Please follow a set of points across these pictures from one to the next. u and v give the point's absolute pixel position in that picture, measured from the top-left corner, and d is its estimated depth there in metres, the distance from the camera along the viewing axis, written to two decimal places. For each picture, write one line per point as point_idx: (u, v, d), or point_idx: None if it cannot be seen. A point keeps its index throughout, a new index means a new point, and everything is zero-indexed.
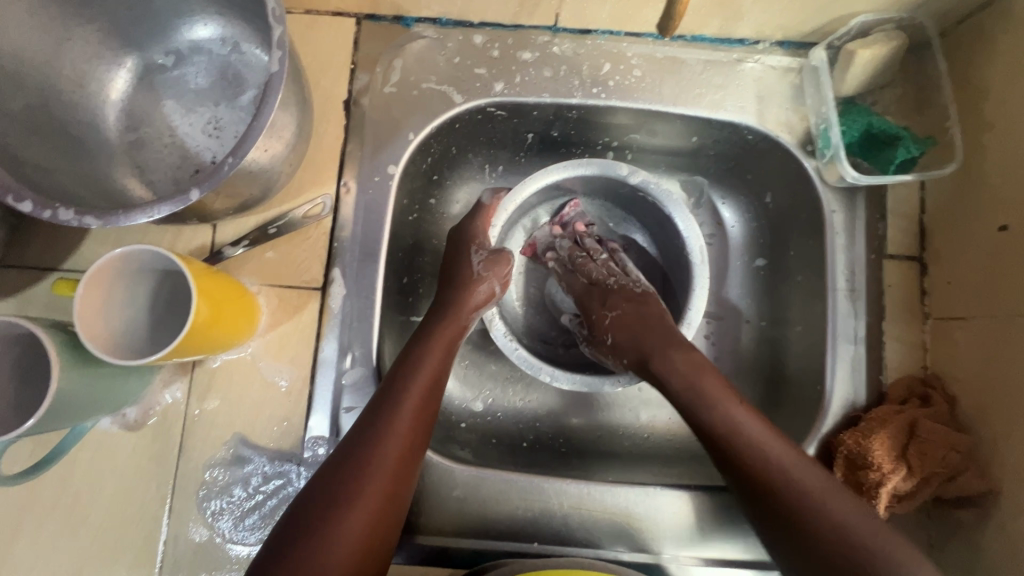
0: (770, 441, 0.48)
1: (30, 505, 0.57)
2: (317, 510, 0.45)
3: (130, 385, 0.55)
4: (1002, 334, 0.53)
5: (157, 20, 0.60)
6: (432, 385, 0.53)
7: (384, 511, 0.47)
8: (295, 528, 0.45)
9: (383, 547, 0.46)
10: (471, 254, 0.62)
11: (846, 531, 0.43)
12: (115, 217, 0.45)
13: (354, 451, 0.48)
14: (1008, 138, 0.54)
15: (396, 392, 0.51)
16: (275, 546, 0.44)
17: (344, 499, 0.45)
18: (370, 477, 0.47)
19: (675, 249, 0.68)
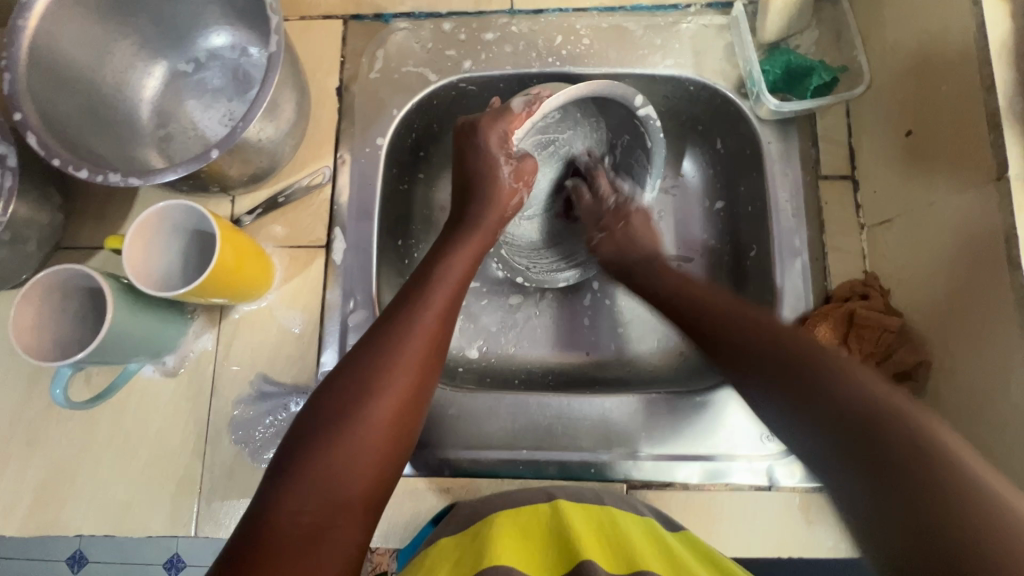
0: (819, 349, 0.46)
1: (88, 446, 0.67)
2: (346, 399, 0.48)
3: (168, 331, 0.65)
4: (918, 224, 0.59)
5: (180, 33, 0.73)
6: (453, 296, 0.58)
7: (408, 406, 0.50)
8: (324, 417, 0.48)
9: (406, 442, 0.50)
10: (500, 156, 0.66)
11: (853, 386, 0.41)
12: (153, 175, 0.56)
13: (378, 348, 0.52)
14: (905, 57, 0.61)
15: (421, 302, 0.55)
16: (303, 434, 0.47)
17: (372, 391, 0.49)
18: (398, 375, 0.50)
19: (642, 167, 0.73)
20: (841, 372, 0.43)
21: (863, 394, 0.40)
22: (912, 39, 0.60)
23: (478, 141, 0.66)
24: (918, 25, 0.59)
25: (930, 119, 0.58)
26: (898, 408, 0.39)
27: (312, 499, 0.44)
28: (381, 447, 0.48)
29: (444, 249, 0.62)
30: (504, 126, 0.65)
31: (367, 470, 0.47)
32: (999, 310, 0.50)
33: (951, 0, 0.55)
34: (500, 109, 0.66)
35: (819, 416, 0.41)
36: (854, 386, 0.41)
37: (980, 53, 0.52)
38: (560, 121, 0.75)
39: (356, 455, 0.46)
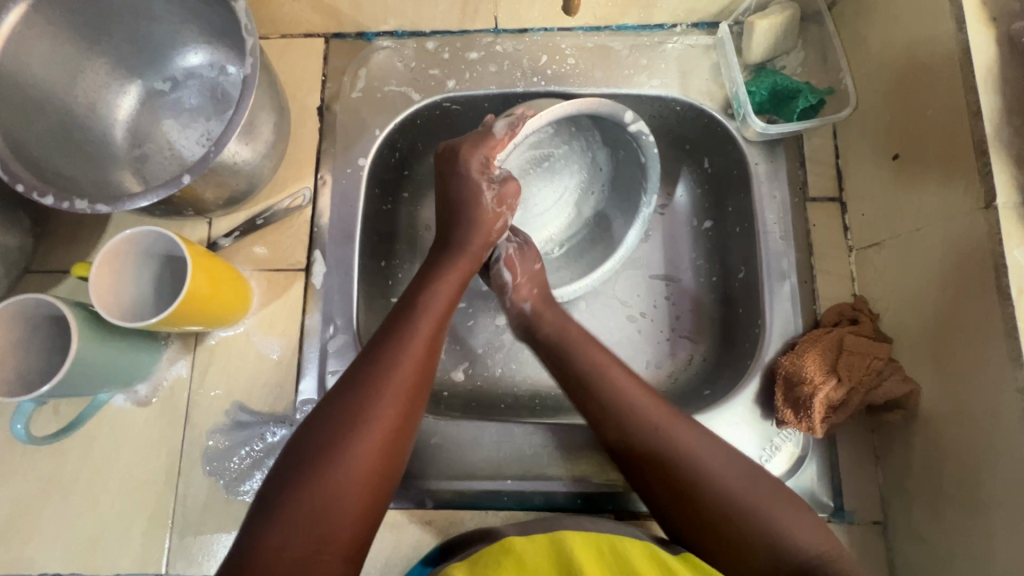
0: (711, 461, 0.53)
1: (54, 480, 0.64)
2: (334, 426, 0.47)
3: (140, 359, 0.63)
4: (906, 247, 0.59)
5: (156, 52, 0.71)
6: (441, 321, 0.57)
7: (397, 434, 0.49)
8: (312, 444, 0.46)
9: (395, 470, 0.49)
10: (480, 182, 0.63)
11: (778, 542, 0.49)
12: (122, 202, 0.54)
13: (367, 371, 0.50)
14: (889, 81, 0.61)
15: (409, 323, 0.55)
16: (288, 468, 0.45)
17: (361, 416, 0.48)
18: (387, 402, 0.49)
19: (637, 182, 0.72)
20: (770, 520, 0.50)
21: (792, 541, 0.49)
22: (897, 62, 0.60)
23: (459, 168, 0.64)
24: (903, 48, 0.59)
25: (918, 143, 0.57)
26: (812, 561, 0.48)
27: (299, 533, 0.43)
28: (370, 478, 0.46)
29: (430, 272, 0.61)
30: (486, 152, 0.63)
31: (356, 503, 0.45)
32: (989, 340, 0.49)
33: (936, 25, 0.55)
34: (482, 134, 0.64)
35: (768, 566, 0.48)
36: (781, 531, 0.49)
37: (966, 79, 0.51)
38: (552, 137, 0.73)
39: (345, 487, 0.45)
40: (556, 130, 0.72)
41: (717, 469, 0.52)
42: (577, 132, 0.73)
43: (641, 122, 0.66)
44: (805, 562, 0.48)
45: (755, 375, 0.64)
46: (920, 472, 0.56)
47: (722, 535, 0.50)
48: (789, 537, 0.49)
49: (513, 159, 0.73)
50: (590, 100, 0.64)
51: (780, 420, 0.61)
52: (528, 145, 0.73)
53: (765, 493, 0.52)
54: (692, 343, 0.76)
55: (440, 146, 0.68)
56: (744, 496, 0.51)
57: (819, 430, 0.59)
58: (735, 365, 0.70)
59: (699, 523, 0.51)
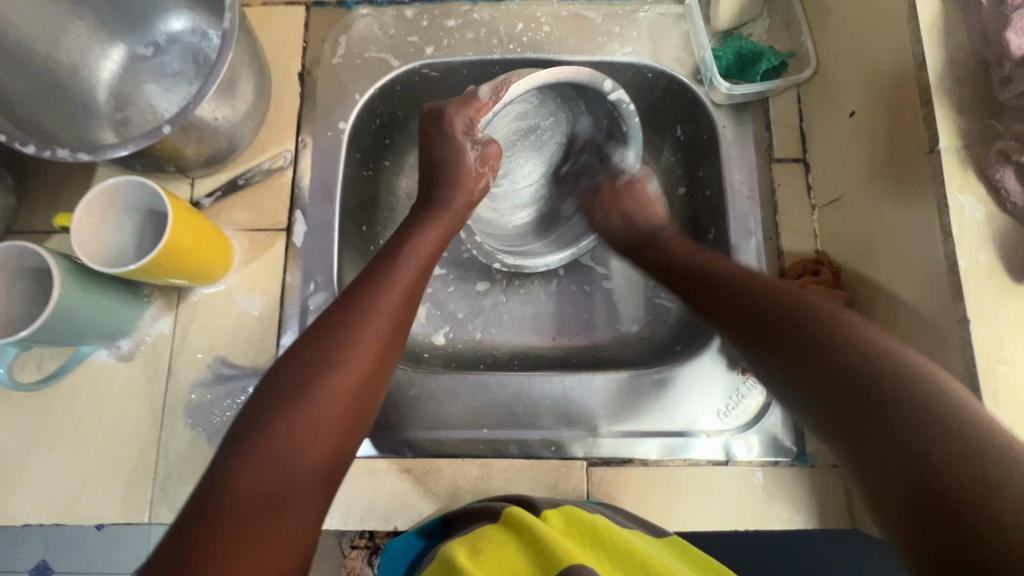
0: (816, 300, 0.45)
1: (37, 433, 0.65)
2: (309, 366, 0.47)
3: (123, 313, 0.64)
4: (862, 200, 0.61)
5: (139, 17, 0.72)
6: (419, 275, 0.57)
7: (370, 377, 0.49)
8: (286, 384, 0.46)
9: (367, 413, 0.49)
10: (465, 142, 0.67)
11: (868, 349, 0.39)
12: (102, 151, 0.55)
13: (342, 317, 0.50)
14: (847, 43, 0.64)
15: (387, 274, 0.55)
16: (262, 404, 0.45)
17: (334, 357, 0.48)
18: (362, 345, 0.49)
19: (618, 156, 0.74)
20: (833, 324, 0.42)
21: (861, 348, 0.39)
22: (852, 24, 0.63)
23: (443, 127, 0.67)
24: (858, 10, 0.62)
25: (871, 100, 0.60)
26: (907, 360, 0.38)
27: (270, 463, 0.42)
28: (342, 415, 0.46)
29: (409, 232, 0.62)
30: (470, 114, 0.67)
31: (329, 437, 0.45)
32: (934, 278, 0.52)
33: None
34: (464, 98, 0.68)
35: (828, 376, 0.39)
36: (839, 345, 0.40)
37: (912, 32, 0.54)
38: (538, 108, 0.76)
39: (316, 423, 0.44)
40: (541, 103, 0.76)
41: (821, 299, 0.45)
42: (560, 103, 0.76)
43: (620, 91, 0.69)
44: (880, 364, 0.38)
45: None
46: None
47: (821, 346, 0.41)
48: (906, 364, 0.37)
49: (501, 132, 0.77)
50: (569, 70, 0.66)
51: None
52: (515, 115, 0.76)
53: (847, 314, 0.43)
54: (666, 303, 0.78)
55: (422, 112, 0.70)
56: (816, 314, 0.43)
57: None
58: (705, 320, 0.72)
59: (787, 317, 0.44)
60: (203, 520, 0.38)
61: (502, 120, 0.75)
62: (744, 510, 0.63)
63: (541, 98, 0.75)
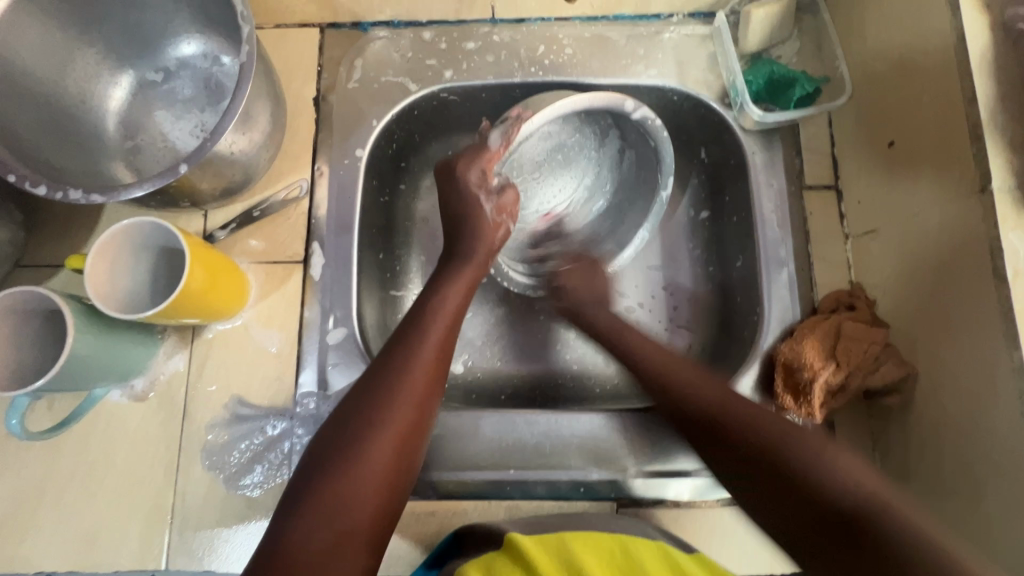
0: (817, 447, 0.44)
1: (49, 477, 0.63)
2: (355, 425, 0.46)
3: (137, 353, 0.62)
4: (903, 234, 0.59)
5: (148, 42, 0.70)
6: (451, 326, 0.56)
7: (412, 436, 0.48)
8: (332, 444, 0.46)
9: (411, 471, 0.48)
10: (479, 195, 0.63)
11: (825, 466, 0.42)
12: (117, 192, 0.53)
13: (381, 372, 0.50)
14: (886, 70, 0.62)
15: (422, 324, 0.54)
16: (306, 471, 0.45)
17: (376, 416, 0.47)
18: (399, 408, 0.48)
19: (652, 176, 0.72)
20: (814, 456, 0.43)
21: (845, 480, 0.41)
22: (892, 50, 0.61)
23: (459, 184, 0.64)
24: (899, 37, 0.60)
25: (914, 131, 0.58)
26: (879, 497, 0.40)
27: (322, 527, 0.42)
28: (386, 478, 0.45)
29: (437, 282, 0.60)
30: (483, 164, 0.63)
31: (376, 497, 0.45)
32: (985, 323, 0.50)
33: (931, 13, 0.56)
34: (477, 148, 0.64)
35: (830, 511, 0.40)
36: (826, 471, 0.42)
37: (961, 64, 0.52)
38: (563, 129, 0.72)
39: (360, 489, 0.44)
40: (566, 127, 0.72)
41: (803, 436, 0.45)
42: (585, 122, 0.73)
43: (643, 107, 0.65)
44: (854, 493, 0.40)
45: (754, 363, 0.65)
46: (919, 453, 0.57)
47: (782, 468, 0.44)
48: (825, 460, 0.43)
49: (526, 159, 0.73)
50: (582, 99, 0.63)
51: (780, 406, 0.61)
52: (539, 140, 0.72)
53: (814, 437, 0.44)
54: (691, 331, 0.75)
55: (438, 164, 0.67)
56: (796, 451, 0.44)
57: (818, 416, 0.60)
58: (733, 350, 0.70)
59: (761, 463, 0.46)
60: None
61: (523, 150, 0.71)
62: (777, 552, 0.61)
63: (564, 121, 0.71)
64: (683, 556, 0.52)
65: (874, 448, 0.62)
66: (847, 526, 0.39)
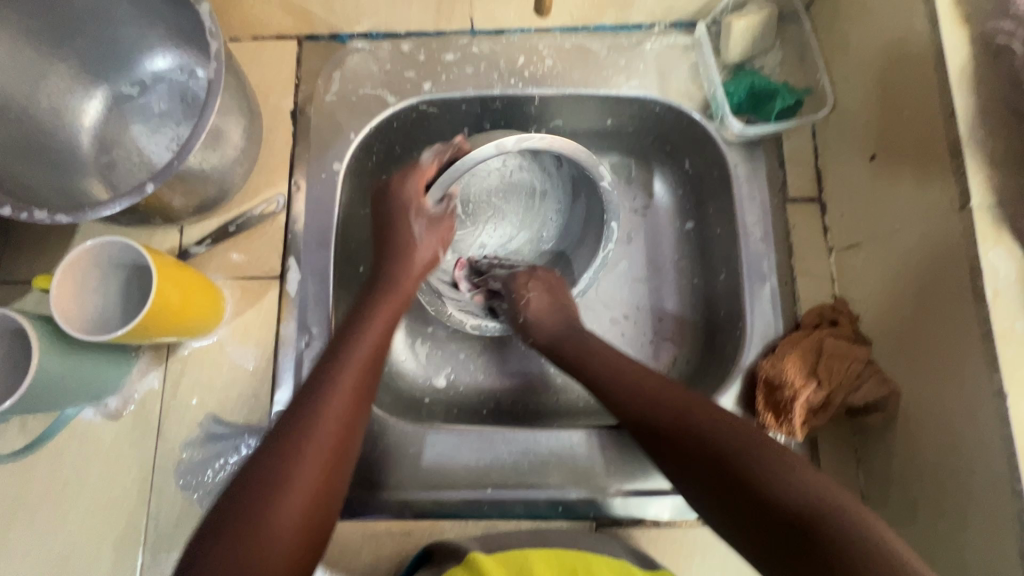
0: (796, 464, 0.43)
1: (21, 498, 0.62)
2: (268, 459, 0.44)
3: (109, 372, 0.61)
4: (885, 249, 0.58)
5: (123, 56, 0.69)
6: (377, 350, 0.53)
7: (334, 471, 0.46)
8: (245, 479, 0.43)
9: (334, 506, 0.46)
10: (414, 217, 0.61)
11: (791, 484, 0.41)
12: (83, 212, 0.53)
13: (302, 404, 0.47)
14: (868, 82, 0.61)
15: (349, 351, 0.52)
16: (216, 519, 0.41)
17: (291, 449, 0.44)
18: (318, 441, 0.45)
19: (599, 204, 0.70)
20: (776, 472, 0.42)
21: (800, 495, 0.41)
22: (874, 62, 0.60)
23: (394, 203, 0.62)
24: (880, 49, 0.59)
25: (895, 144, 0.57)
26: (831, 500, 0.40)
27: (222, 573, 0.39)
28: (307, 519, 0.43)
29: (361, 308, 0.57)
30: (414, 184, 0.62)
31: (291, 540, 0.42)
32: (966, 344, 0.49)
33: (910, 26, 0.55)
34: (409, 167, 0.64)
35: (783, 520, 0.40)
36: (784, 482, 0.42)
37: (940, 78, 0.51)
38: (508, 165, 0.73)
39: (279, 533, 0.41)
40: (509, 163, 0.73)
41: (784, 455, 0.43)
42: (532, 161, 0.73)
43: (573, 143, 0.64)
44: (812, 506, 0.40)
45: (736, 379, 0.64)
46: (900, 474, 0.56)
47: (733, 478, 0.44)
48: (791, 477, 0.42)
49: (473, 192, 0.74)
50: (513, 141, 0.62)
51: (761, 424, 0.60)
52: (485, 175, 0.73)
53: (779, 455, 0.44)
54: (675, 344, 0.74)
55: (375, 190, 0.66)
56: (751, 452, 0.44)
57: (799, 435, 0.59)
58: (716, 365, 0.69)
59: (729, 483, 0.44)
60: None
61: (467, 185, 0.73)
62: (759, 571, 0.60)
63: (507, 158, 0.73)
64: (641, 571, 0.52)
65: (858, 467, 0.61)
66: (794, 535, 0.39)
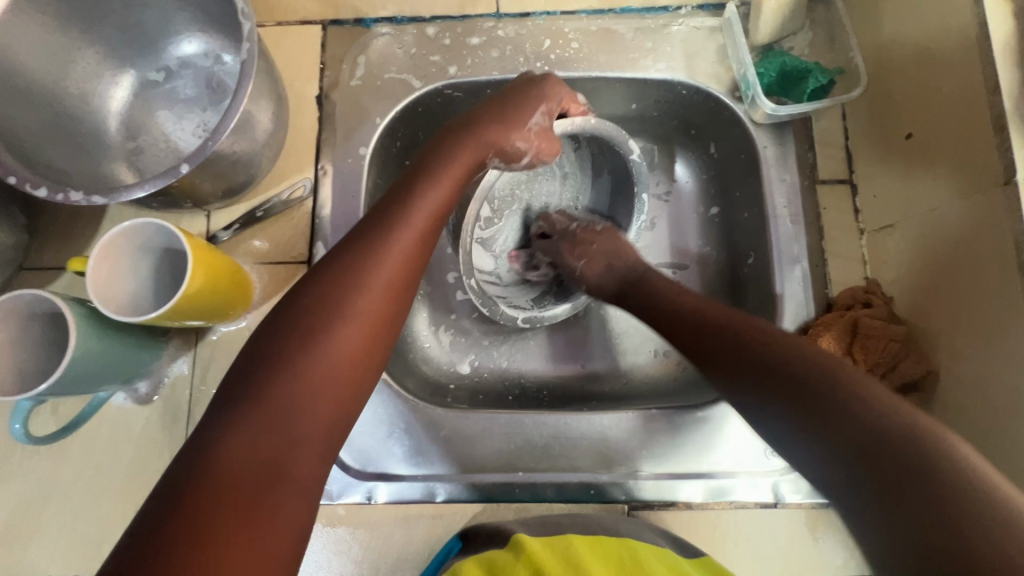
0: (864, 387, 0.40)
1: (55, 482, 0.63)
2: (309, 325, 0.43)
3: (141, 355, 0.62)
4: (922, 228, 0.58)
5: (149, 42, 0.69)
6: (434, 223, 0.51)
7: (375, 338, 0.45)
8: (282, 342, 0.42)
9: (371, 375, 0.45)
10: (536, 111, 0.60)
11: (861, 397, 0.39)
12: (119, 194, 0.52)
13: (341, 272, 0.45)
14: (903, 59, 0.60)
15: (393, 223, 0.49)
16: (253, 363, 0.41)
17: (330, 319, 0.43)
18: (365, 304, 0.45)
19: (628, 179, 0.70)
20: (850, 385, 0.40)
21: (874, 411, 0.38)
22: (910, 39, 0.59)
23: (513, 96, 0.60)
24: (916, 26, 0.58)
25: (933, 122, 0.56)
26: (903, 418, 0.37)
27: (258, 435, 0.38)
28: (345, 379, 0.43)
29: (426, 168, 0.55)
30: (525, 96, 0.60)
31: (327, 406, 0.41)
32: (1011, 320, 0.48)
33: (950, 1, 0.54)
34: (527, 79, 0.62)
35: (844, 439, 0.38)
36: (857, 397, 0.39)
37: (983, 53, 0.50)
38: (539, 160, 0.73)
39: (314, 390, 0.41)
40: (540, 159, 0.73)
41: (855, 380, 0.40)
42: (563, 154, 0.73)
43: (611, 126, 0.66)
44: (883, 421, 0.37)
45: None
46: None
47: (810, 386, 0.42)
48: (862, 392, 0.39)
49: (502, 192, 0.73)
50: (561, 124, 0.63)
51: None
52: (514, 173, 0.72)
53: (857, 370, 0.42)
54: None
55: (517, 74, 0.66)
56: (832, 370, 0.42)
57: None
58: None
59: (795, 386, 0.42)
60: (192, 494, 0.34)
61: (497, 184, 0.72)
62: (792, 554, 0.60)
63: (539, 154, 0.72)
64: (687, 563, 0.52)
65: None
66: (861, 447, 0.37)
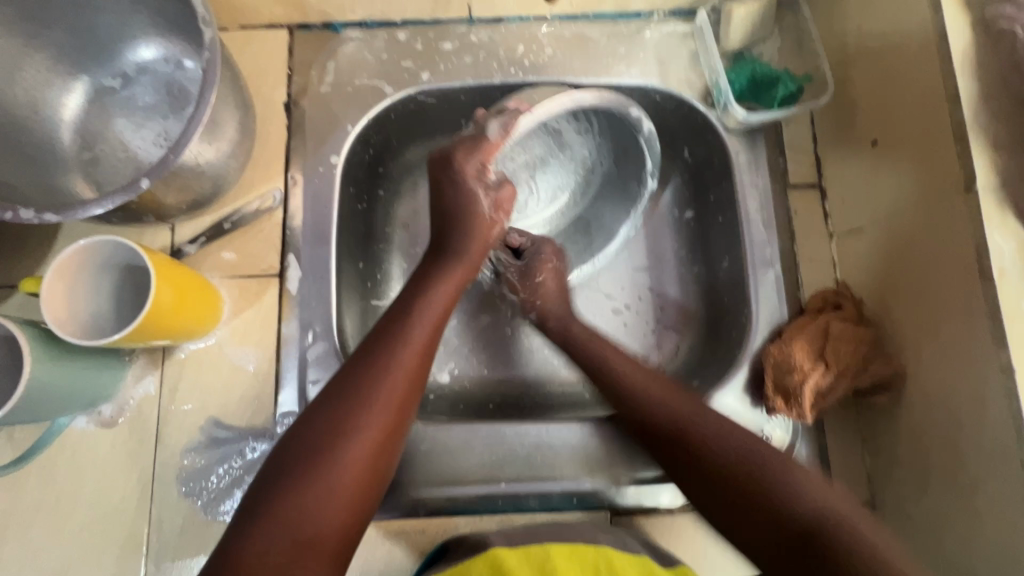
0: (808, 481, 0.46)
1: (13, 510, 0.60)
2: (321, 435, 0.44)
3: (102, 377, 0.59)
4: (890, 232, 0.59)
5: (104, 47, 0.66)
6: (435, 329, 0.53)
7: (383, 450, 0.46)
8: (297, 452, 0.44)
9: (381, 482, 0.46)
10: (477, 189, 0.58)
11: (822, 496, 0.45)
12: (73, 211, 0.50)
13: (354, 379, 0.47)
14: (869, 67, 0.61)
15: (399, 332, 0.51)
16: (268, 475, 0.43)
17: (343, 427, 0.44)
18: (372, 418, 0.45)
19: (630, 143, 0.68)
20: (768, 473, 0.47)
21: (811, 504, 0.45)
22: (875, 48, 0.60)
23: (453, 174, 0.58)
24: (881, 35, 0.59)
25: (897, 130, 0.58)
26: (834, 515, 0.44)
27: (278, 539, 0.40)
28: (354, 493, 0.44)
29: (428, 274, 0.57)
30: (481, 157, 0.57)
31: (341, 508, 0.43)
32: (974, 322, 0.50)
33: (912, 11, 0.56)
34: (475, 136, 0.58)
35: (790, 526, 0.44)
36: (792, 489, 0.46)
37: (943, 65, 0.52)
38: (551, 143, 0.71)
39: (323, 508, 0.42)
40: (552, 142, 0.71)
41: (802, 479, 0.46)
42: (583, 135, 0.71)
43: (605, 94, 0.61)
44: (819, 512, 0.44)
45: (744, 365, 0.64)
46: (908, 449, 0.57)
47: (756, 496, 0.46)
48: (805, 487, 0.46)
49: (522, 165, 0.72)
50: (549, 103, 0.59)
51: (771, 409, 0.61)
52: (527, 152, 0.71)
53: (779, 454, 0.49)
54: (679, 333, 0.74)
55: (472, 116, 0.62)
56: (765, 458, 0.48)
57: (810, 417, 0.59)
58: (721, 351, 0.69)
59: (704, 468, 0.50)
60: None
61: (522, 157, 0.71)
62: None
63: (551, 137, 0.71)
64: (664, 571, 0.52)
65: (863, 447, 0.62)
66: (802, 543, 0.43)
